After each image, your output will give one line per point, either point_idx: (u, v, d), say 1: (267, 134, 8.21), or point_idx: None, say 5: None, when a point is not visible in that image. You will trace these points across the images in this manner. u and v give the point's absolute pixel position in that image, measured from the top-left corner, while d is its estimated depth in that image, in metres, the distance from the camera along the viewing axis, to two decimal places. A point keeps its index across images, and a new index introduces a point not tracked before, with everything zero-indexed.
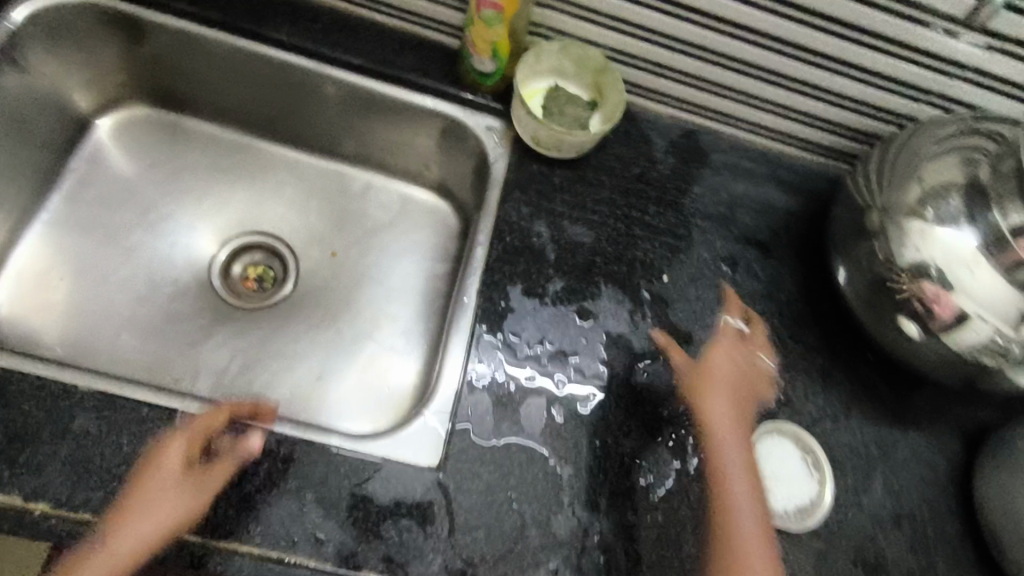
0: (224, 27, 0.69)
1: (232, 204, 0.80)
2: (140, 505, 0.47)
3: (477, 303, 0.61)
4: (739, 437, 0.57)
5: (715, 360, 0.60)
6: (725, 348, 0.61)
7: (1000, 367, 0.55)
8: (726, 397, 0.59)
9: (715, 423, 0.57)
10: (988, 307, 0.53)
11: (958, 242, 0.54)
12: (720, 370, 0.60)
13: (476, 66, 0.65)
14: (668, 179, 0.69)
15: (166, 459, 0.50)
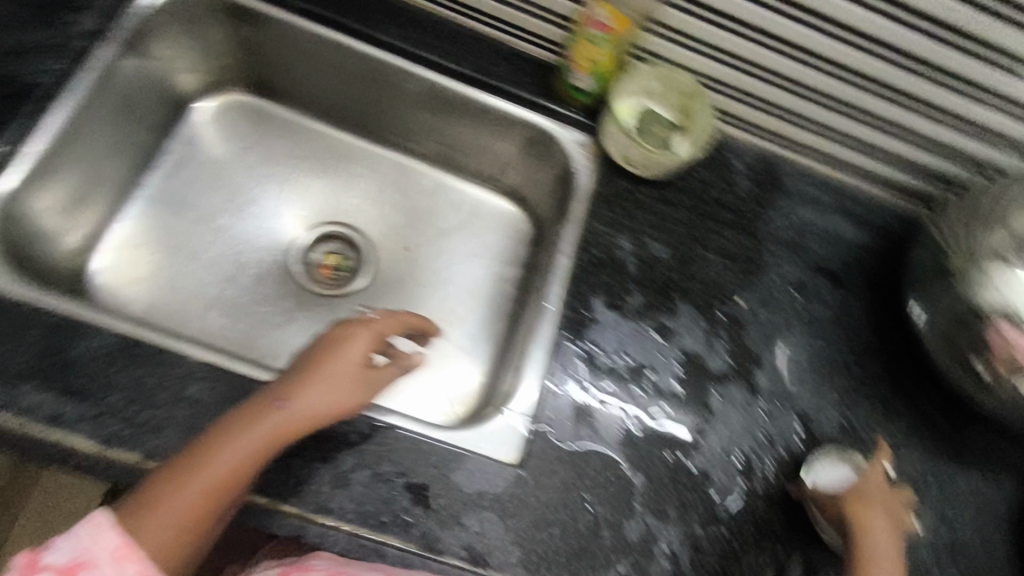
0: (333, 25, 0.71)
1: (314, 192, 0.82)
2: (321, 376, 0.52)
3: (560, 310, 0.63)
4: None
5: (875, 490, 0.57)
6: (880, 495, 0.56)
7: None
8: (887, 547, 0.54)
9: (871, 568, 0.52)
10: None
11: None
12: (879, 516, 0.55)
13: (573, 81, 0.67)
14: (748, 204, 0.70)
15: (350, 346, 0.55)
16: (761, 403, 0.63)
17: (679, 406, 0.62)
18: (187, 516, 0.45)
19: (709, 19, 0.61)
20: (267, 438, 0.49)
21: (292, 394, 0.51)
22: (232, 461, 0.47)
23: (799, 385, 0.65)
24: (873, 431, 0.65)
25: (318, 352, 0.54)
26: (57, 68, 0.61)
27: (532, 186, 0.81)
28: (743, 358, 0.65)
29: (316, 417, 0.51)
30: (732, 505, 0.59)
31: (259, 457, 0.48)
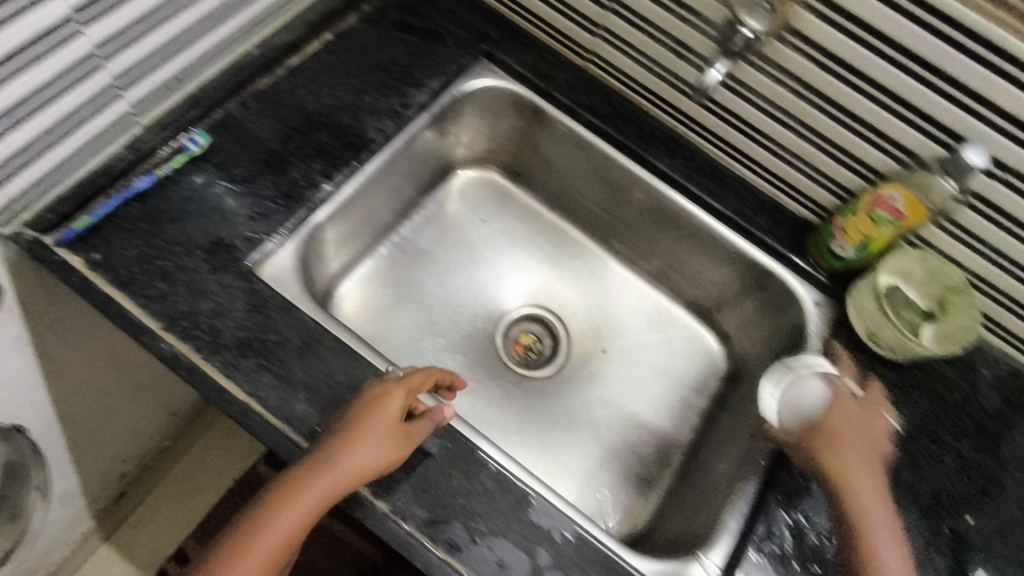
0: (615, 142, 0.73)
1: (534, 276, 0.87)
2: (357, 446, 0.50)
3: (773, 470, 0.61)
4: (866, 494, 0.56)
5: (839, 413, 0.60)
6: (851, 410, 0.60)
7: None
8: (858, 456, 0.58)
9: (852, 484, 0.57)
10: None
11: None
12: (845, 427, 0.59)
13: (834, 248, 0.67)
14: (990, 416, 0.66)
15: (383, 404, 0.53)
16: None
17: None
18: None
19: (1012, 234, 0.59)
20: (309, 511, 0.49)
21: (332, 461, 0.50)
22: (278, 535, 0.49)
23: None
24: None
25: (349, 418, 0.52)
26: (387, 127, 0.68)
27: (750, 342, 0.79)
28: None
29: (359, 476, 0.50)
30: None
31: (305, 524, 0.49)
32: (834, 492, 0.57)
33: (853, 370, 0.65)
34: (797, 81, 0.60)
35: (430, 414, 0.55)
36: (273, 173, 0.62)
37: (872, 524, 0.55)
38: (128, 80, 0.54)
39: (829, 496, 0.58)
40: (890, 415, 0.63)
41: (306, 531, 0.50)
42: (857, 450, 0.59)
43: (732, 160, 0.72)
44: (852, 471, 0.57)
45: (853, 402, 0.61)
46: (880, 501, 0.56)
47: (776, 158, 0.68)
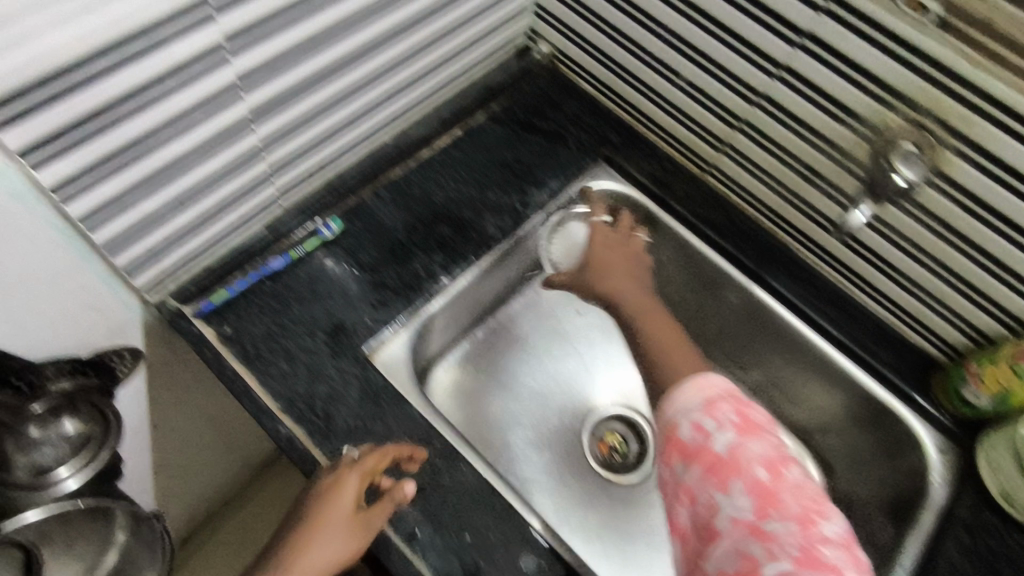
0: (733, 258, 0.74)
1: (626, 374, 0.85)
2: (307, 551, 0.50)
3: None
4: (639, 298, 0.68)
5: (597, 235, 0.73)
6: (610, 238, 0.73)
7: None
8: (622, 276, 0.70)
9: (620, 290, 0.69)
10: None
11: None
12: (598, 250, 0.72)
13: (965, 393, 0.63)
14: None
15: (334, 497, 0.50)
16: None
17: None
18: None
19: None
20: None
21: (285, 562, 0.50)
22: None
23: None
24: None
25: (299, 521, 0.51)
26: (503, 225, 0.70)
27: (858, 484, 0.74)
28: None
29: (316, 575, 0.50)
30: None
31: None
32: (615, 301, 0.69)
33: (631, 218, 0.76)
34: (938, 223, 0.58)
35: (389, 498, 0.52)
36: (396, 261, 0.65)
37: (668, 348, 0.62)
38: (281, 168, 0.59)
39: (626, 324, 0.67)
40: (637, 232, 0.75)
41: None
42: (619, 261, 0.71)
43: (859, 291, 0.70)
44: (609, 279, 0.70)
45: (613, 231, 0.74)
46: (659, 316, 0.67)
47: (908, 294, 0.65)
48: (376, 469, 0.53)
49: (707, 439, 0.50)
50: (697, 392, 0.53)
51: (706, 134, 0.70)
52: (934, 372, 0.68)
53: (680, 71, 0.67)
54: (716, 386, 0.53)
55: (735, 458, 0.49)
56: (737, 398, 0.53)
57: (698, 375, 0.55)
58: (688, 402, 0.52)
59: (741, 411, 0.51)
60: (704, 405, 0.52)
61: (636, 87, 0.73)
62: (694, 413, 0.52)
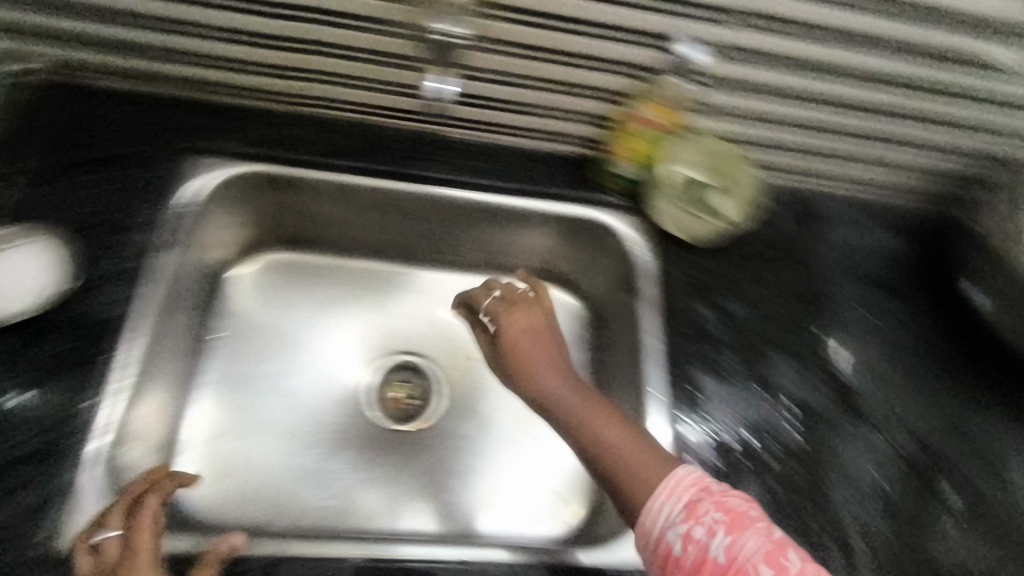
0: (378, 172, 0.70)
1: (370, 327, 0.81)
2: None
3: (668, 395, 0.65)
4: (582, 394, 0.58)
5: (510, 329, 0.63)
6: (524, 309, 0.64)
7: None
8: (555, 369, 0.60)
9: (548, 395, 0.58)
10: None
11: None
12: (529, 355, 0.61)
13: (615, 170, 0.71)
14: (798, 241, 0.75)
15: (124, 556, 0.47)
16: (893, 453, 0.66)
17: (814, 469, 0.64)
18: None
19: (748, 87, 0.66)
20: None
21: None
22: None
23: (904, 417, 0.69)
24: (986, 444, 0.69)
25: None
26: (120, 295, 0.60)
27: (582, 272, 0.80)
28: (850, 399, 0.68)
29: None
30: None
31: None
32: (550, 406, 0.58)
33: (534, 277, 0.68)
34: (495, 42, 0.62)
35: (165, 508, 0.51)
36: (31, 411, 0.54)
37: (604, 437, 0.54)
38: None
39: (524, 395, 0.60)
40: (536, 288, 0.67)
41: None
42: (540, 351, 0.61)
43: (496, 135, 0.73)
44: (535, 377, 0.60)
45: (507, 300, 0.65)
46: (596, 406, 0.56)
47: (524, 115, 0.70)
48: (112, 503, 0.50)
49: (701, 547, 0.44)
50: (675, 499, 0.47)
51: (275, 68, 0.66)
52: (579, 155, 0.75)
53: (199, 20, 0.61)
54: (683, 482, 0.48)
55: (736, 562, 0.43)
56: (709, 487, 0.47)
57: (666, 467, 0.50)
58: (670, 509, 0.47)
59: (720, 502, 0.46)
60: (684, 510, 0.46)
61: (170, 57, 0.65)
62: (680, 522, 0.46)
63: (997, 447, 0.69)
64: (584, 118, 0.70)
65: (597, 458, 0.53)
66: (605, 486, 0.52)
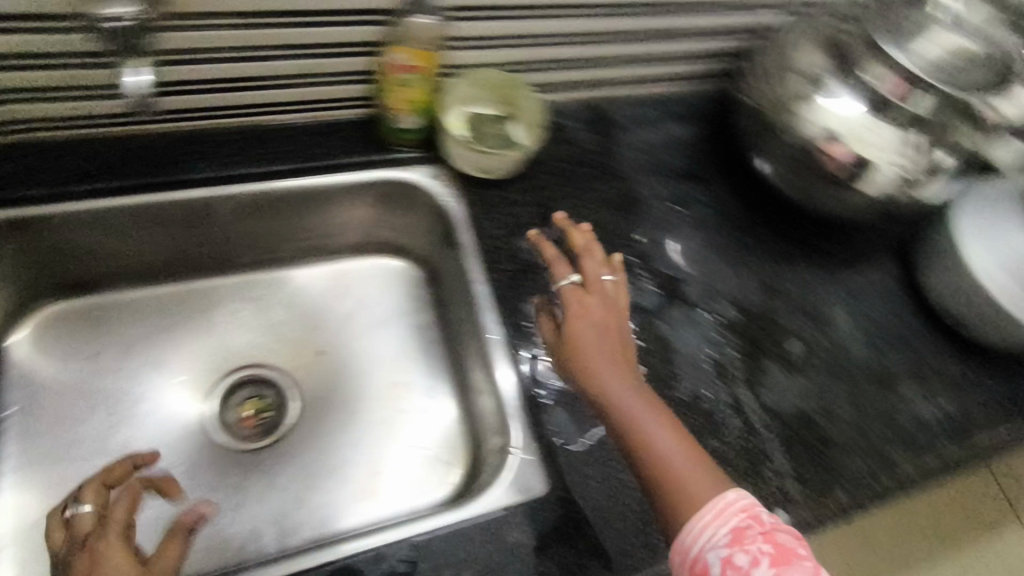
0: (139, 188, 0.65)
1: (196, 352, 0.75)
2: (77, 555, 0.45)
3: (504, 334, 0.64)
4: (643, 399, 0.53)
5: (580, 300, 0.58)
6: (585, 296, 0.59)
7: (914, 193, 0.71)
8: (616, 363, 0.55)
9: (605, 389, 0.54)
10: (892, 151, 0.69)
11: (849, 113, 0.69)
12: (585, 342, 0.56)
13: (399, 125, 0.67)
14: (600, 153, 0.76)
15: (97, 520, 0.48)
16: (722, 328, 0.71)
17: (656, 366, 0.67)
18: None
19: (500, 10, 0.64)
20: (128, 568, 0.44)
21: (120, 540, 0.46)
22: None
23: (726, 293, 0.73)
24: (797, 297, 0.76)
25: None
26: None
27: (397, 233, 0.78)
28: (676, 291, 0.71)
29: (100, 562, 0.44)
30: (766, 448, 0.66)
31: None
32: (601, 405, 0.54)
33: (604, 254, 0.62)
34: (208, 17, 0.57)
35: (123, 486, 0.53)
36: None
37: (654, 443, 0.51)
38: None
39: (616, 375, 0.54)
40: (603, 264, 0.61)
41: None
42: (599, 319, 0.57)
43: (263, 116, 0.68)
44: (592, 369, 0.55)
45: (585, 290, 0.59)
46: (655, 412, 0.52)
47: (283, 88, 0.65)
48: (89, 483, 0.51)
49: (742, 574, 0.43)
50: (721, 522, 0.46)
51: None
52: (359, 117, 0.71)
53: None
54: (731, 505, 0.46)
55: None
56: (755, 514, 0.46)
57: (718, 494, 0.47)
58: (712, 533, 0.45)
59: (769, 535, 0.44)
60: (729, 536, 0.45)
61: None
62: (722, 547, 0.45)
63: (806, 295, 0.76)
64: (352, 78, 0.66)
65: (648, 465, 0.50)
66: (652, 500, 0.50)
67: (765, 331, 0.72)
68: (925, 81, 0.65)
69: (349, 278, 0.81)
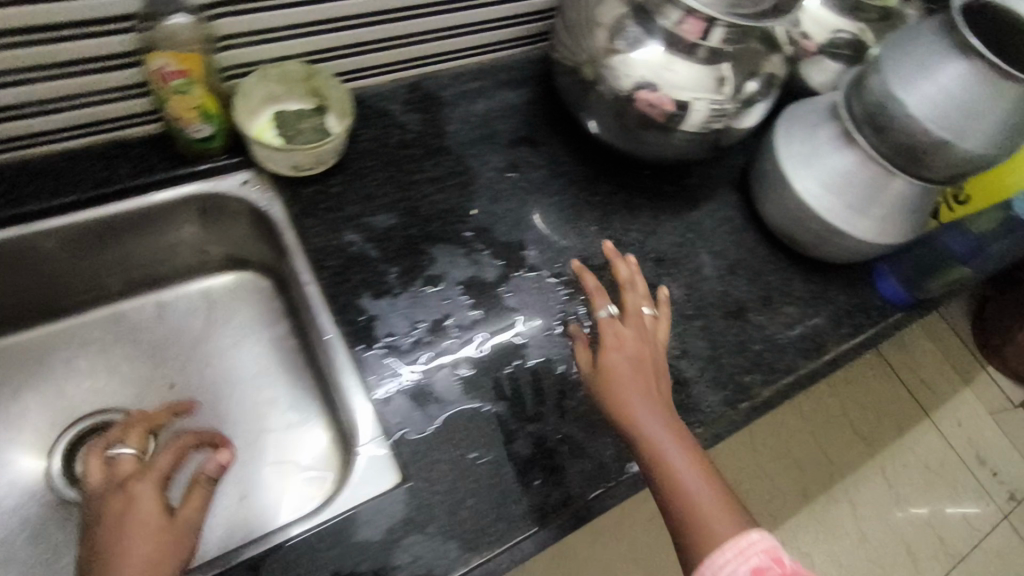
0: None
1: (31, 409, 0.70)
2: (115, 496, 0.49)
3: (340, 332, 0.62)
4: (676, 431, 0.56)
5: (613, 333, 0.61)
6: (620, 330, 0.62)
7: (729, 121, 0.72)
8: (646, 395, 0.58)
9: (638, 421, 0.56)
10: (699, 87, 0.69)
11: (650, 56, 0.68)
12: (617, 372, 0.59)
13: (195, 135, 0.62)
14: (424, 133, 0.74)
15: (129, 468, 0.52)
16: (569, 287, 0.70)
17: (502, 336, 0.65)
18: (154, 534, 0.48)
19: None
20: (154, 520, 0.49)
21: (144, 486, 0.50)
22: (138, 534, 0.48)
23: (571, 250, 0.72)
24: (646, 243, 0.75)
25: (84, 511, 0.50)
26: None
27: (230, 246, 0.76)
28: (515, 257, 0.70)
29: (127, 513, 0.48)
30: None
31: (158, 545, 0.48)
32: (629, 434, 0.57)
33: (645, 288, 0.67)
34: None
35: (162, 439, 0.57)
36: None
37: (675, 470, 0.53)
38: None
39: (657, 401, 0.58)
40: (644, 306, 0.65)
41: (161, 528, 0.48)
42: (634, 351, 0.60)
43: (42, 147, 0.63)
44: (626, 403, 0.57)
45: (622, 323, 0.63)
46: (687, 446, 0.55)
47: (55, 114, 0.60)
48: (128, 431, 0.57)
49: None
50: (741, 560, 0.47)
51: None
52: (150, 134, 0.67)
53: None
54: (755, 545, 0.48)
55: None
56: (780, 558, 0.47)
57: (740, 531, 0.49)
58: (732, 569, 0.47)
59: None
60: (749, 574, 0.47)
61: None
62: None
63: (657, 240, 0.76)
64: (124, 92, 0.62)
65: (670, 492, 0.53)
66: (673, 529, 0.52)
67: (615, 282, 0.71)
68: (717, 17, 0.65)
69: (190, 300, 0.78)
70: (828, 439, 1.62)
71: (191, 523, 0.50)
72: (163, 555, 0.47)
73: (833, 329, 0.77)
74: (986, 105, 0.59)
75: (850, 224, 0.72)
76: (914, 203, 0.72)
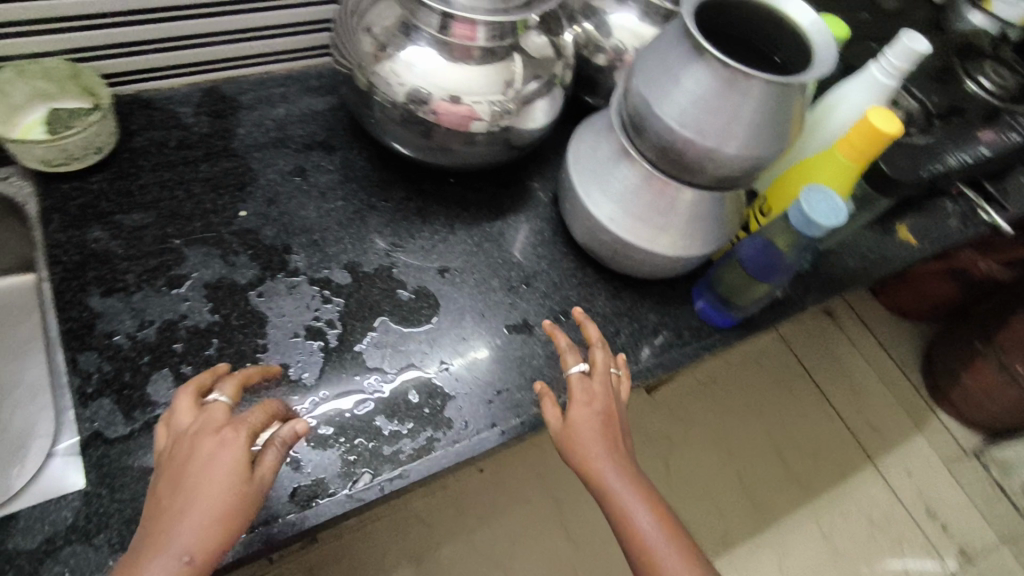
0: None
1: None
2: (205, 439, 0.47)
3: (59, 328, 0.59)
4: (644, 486, 0.56)
5: (585, 390, 0.60)
6: (592, 388, 0.60)
7: (514, 121, 0.68)
8: (614, 448, 0.57)
9: (604, 479, 0.56)
10: (476, 89, 0.65)
11: (421, 57, 0.64)
12: (587, 432, 0.57)
13: None
14: (209, 135, 0.73)
15: (214, 418, 0.49)
16: (330, 294, 0.66)
17: (237, 342, 0.61)
18: (222, 499, 0.45)
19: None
20: (229, 484, 0.46)
21: (227, 439, 0.47)
22: (205, 498, 0.45)
23: (341, 257, 0.69)
24: (432, 250, 0.72)
25: (168, 447, 0.48)
26: None
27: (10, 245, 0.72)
28: (276, 261, 0.67)
29: (208, 468, 0.46)
30: (367, 407, 0.61)
31: (225, 512, 0.45)
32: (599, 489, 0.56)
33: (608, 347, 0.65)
34: None
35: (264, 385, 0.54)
36: None
37: (641, 530, 0.54)
38: None
39: (624, 454, 0.58)
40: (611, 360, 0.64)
41: (236, 493, 0.46)
42: (600, 406, 0.59)
43: None
44: (594, 462, 0.56)
45: (593, 378, 0.61)
46: (654, 500, 0.55)
47: None
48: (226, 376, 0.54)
49: None
50: None
51: None
52: None
53: None
54: None
55: None
56: None
57: None
58: None
59: None
60: None
61: None
62: None
63: (447, 249, 0.72)
64: None
65: (637, 549, 0.53)
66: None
67: (384, 289, 0.68)
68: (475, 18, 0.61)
69: None
70: (757, 477, 1.40)
71: (266, 484, 0.48)
72: (232, 511, 0.45)
73: (635, 346, 0.71)
74: (739, 107, 0.54)
75: (652, 242, 0.67)
76: (714, 215, 0.67)
